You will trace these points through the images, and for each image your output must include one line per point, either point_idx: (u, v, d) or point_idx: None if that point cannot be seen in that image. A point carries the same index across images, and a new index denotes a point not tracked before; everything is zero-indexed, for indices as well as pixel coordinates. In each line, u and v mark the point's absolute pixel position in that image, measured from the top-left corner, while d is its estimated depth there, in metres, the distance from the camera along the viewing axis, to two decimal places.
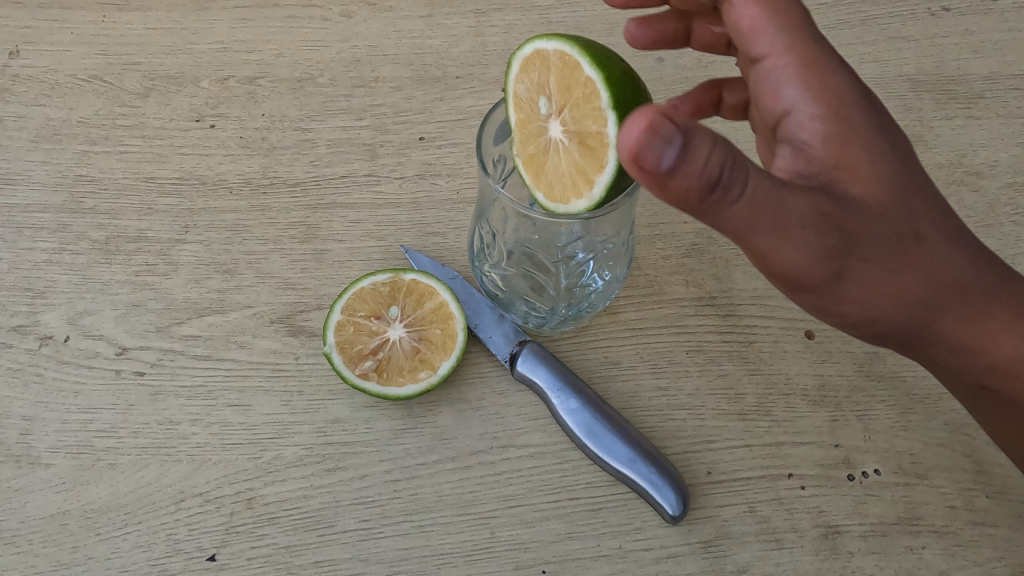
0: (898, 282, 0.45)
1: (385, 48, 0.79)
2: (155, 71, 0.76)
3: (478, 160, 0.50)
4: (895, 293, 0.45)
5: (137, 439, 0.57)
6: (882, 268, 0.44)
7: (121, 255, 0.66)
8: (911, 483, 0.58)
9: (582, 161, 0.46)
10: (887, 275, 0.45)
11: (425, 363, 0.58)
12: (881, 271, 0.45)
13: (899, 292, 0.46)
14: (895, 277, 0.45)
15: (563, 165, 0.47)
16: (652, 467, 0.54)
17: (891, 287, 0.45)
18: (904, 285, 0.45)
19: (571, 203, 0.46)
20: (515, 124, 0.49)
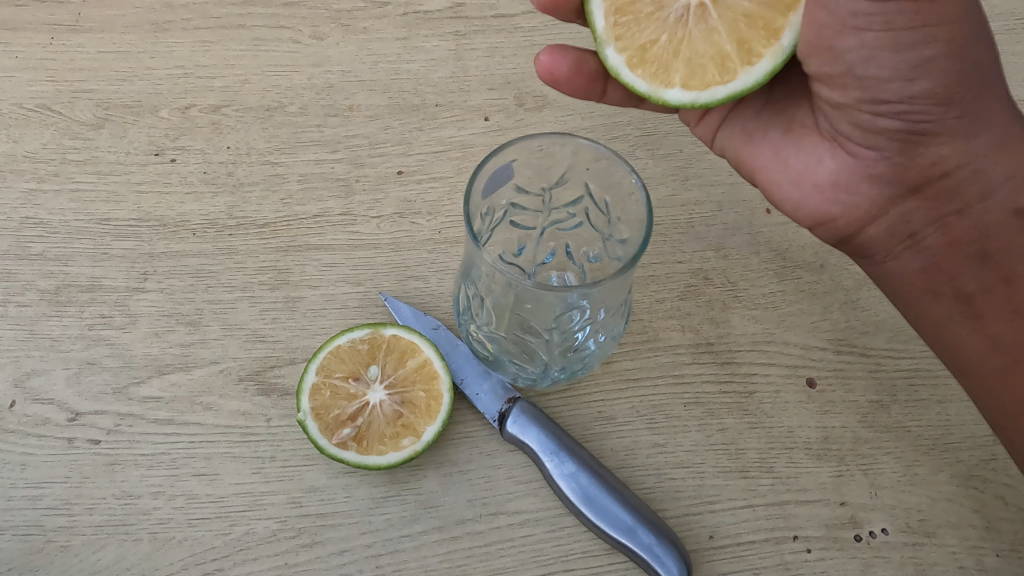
0: (923, 84, 0.50)
1: (360, 73, 0.74)
2: (110, 100, 0.71)
3: (467, 230, 0.47)
4: (914, 90, 0.51)
5: (92, 516, 0.52)
6: (921, 62, 0.49)
7: (73, 307, 0.60)
8: (920, 543, 0.55)
9: (726, 52, 0.49)
10: (908, 83, 0.51)
11: (408, 428, 0.55)
12: (919, 63, 0.49)
13: (911, 93, 0.51)
14: (917, 82, 0.50)
15: (700, 55, 0.50)
16: (655, 536, 0.51)
17: (909, 83, 0.51)
18: (923, 89, 0.51)
19: (751, 68, 0.48)
20: (626, 51, 0.51)
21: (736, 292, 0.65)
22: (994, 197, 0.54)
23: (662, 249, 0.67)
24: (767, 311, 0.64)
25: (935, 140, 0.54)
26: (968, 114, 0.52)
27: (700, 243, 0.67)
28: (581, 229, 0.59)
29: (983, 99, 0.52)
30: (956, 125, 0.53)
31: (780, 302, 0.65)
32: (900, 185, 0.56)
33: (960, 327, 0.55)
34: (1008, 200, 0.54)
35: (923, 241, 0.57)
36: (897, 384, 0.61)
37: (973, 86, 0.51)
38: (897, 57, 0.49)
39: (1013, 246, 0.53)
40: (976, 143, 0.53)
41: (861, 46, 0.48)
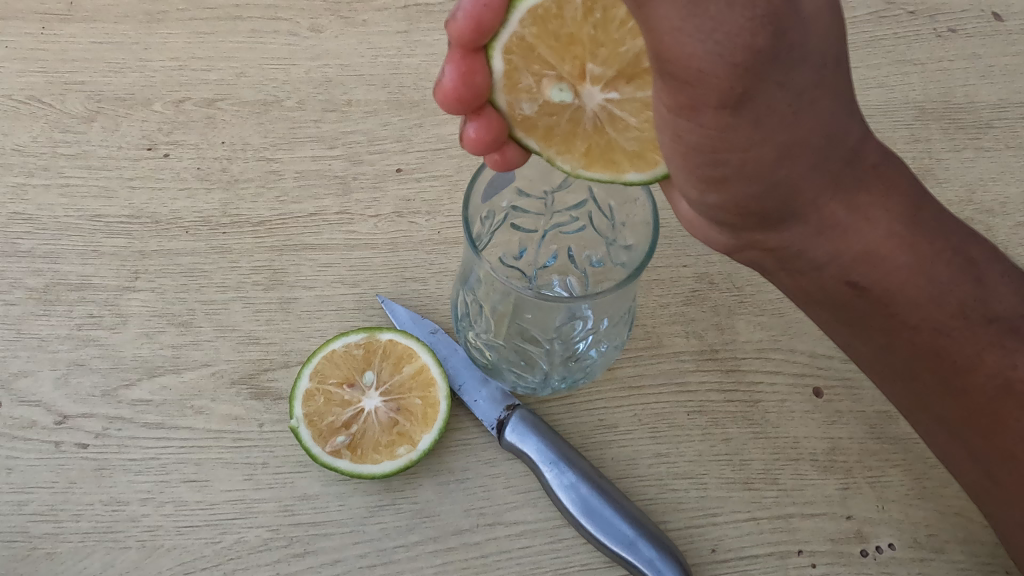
0: (715, 195, 0.43)
1: (359, 67, 0.72)
2: (102, 93, 0.69)
3: (465, 237, 0.46)
4: (712, 198, 0.43)
5: (78, 523, 0.51)
6: (715, 178, 0.41)
7: (62, 306, 0.59)
8: (927, 559, 0.54)
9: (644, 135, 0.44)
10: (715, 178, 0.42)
11: (404, 436, 0.54)
12: (713, 179, 0.41)
13: (709, 198, 0.44)
14: (711, 191, 0.43)
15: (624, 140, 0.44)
16: (656, 550, 0.49)
17: (703, 190, 0.43)
18: (716, 199, 0.43)
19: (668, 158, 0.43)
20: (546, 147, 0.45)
21: (742, 298, 0.64)
22: (825, 271, 0.46)
23: (667, 253, 0.65)
24: (774, 317, 0.63)
25: (759, 228, 0.45)
26: (789, 213, 0.43)
27: (705, 247, 0.66)
28: (584, 233, 0.57)
29: (811, 201, 0.42)
30: (774, 221, 0.44)
31: (787, 308, 0.63)
32: (742, 243, 0.48)
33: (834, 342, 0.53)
34: (840, 273, 0.46)
35: (776, 277, 0.51)
36: None
37: (797, 191, 0.42)
38: (691, 173, 0.41)
39: (856, 308, 0.48)
40: (800, 229, 0.44)
41: (665, 146, 0.40)
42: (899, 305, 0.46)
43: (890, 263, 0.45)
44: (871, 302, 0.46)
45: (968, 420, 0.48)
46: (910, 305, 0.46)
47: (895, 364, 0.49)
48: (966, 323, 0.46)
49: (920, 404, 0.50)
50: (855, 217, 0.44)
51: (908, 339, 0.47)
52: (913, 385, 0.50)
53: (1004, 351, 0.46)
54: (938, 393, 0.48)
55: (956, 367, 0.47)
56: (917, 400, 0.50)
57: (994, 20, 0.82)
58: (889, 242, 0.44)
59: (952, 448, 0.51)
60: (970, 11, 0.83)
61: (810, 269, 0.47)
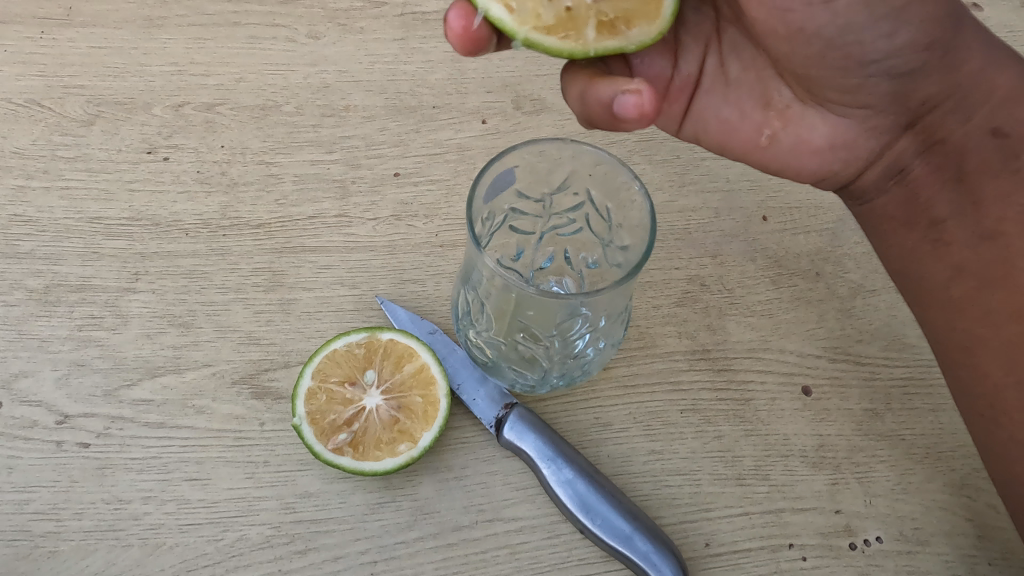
0: (902, 35, 0.53)
1: (357, 74, 0.74)
2: (101, 97, 0.70)
3: (469, 237, 0.47)
4: (895, 45, 0.53)
5: (81, 521, 0.51)
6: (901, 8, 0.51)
7: (63, 307, 0.59)
8: (915, 551, 0.55)
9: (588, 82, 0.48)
10: (888, 36, 0.53)
11: (405, 434, 0.55)
12: (894, 12, 0.52)
13: (895, 46, 0.54)
14: (897, 35, 0.53)
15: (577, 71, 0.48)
16: (651, 543, 0.50)
17: (889, 38, 0.53)
18: (904, 41, 0.53)
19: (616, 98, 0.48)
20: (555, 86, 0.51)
21: (732, 299, 0.65)
22: (971, 122, 0.55)
23: (660, 256, 0.67)
24: (763, 318, 0.65)
25: (923, 78, 0.55)
26: (949, 51, 0.54)
27: (697, 250, 0.68)
28: (580, 234, 0.58)
29: (960, 34, 0.54)
30: (940, 60, 0.54)
31: (776, 309, 0.65)
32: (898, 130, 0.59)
33: (933, 257, 0.55)
34: (984, 122, 0.54)
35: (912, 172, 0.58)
36: (891, 392, 0.62)
37: (953, 21, 0.54)
38: (872, 14, 0.52)
39: (990, 165, 0.53)
40: (957, 73, 0.54)
41: (836, 9, 0.52)
42: None
43: None
44: (994, 157, 0.53)
45: None
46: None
47: (986, 266, 0.52)
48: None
49: (985, 339, 0.51)
50: (996, 63, 0.55)
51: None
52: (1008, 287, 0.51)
53: None
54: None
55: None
56: (987, 325, 0.51)
57: None
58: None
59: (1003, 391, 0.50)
60: None
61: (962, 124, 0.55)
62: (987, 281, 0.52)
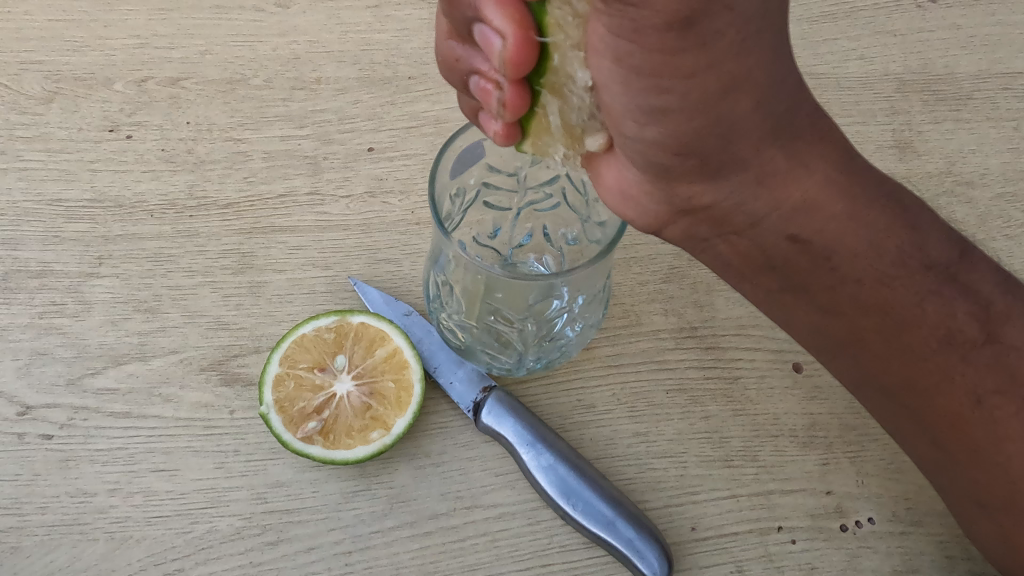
0: (653, 131, 0.38)
1: (328, 44, 0.70)
2: (59, 72, 0.66)
3: (433, 217, 0.45)
4: (647, 135, 0.39)
5: (44, 516, 0.50)
6: (654, 109, 0.36)
7: (22, 294, 0.57)
8: (907, 532, 0.53)
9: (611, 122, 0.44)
10: (641, 127, 0.38)
11: (377, 421, 0.53)
12: (655, 113, 0.36)
13: (645, 137, 0.39)
14: (649, 127, 0.38)
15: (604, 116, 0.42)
16: (633, 530, 0.49)
17: (638, 129, 0.38)
18: (654, 137, 0.38)
19: None
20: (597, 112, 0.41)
21: None
22: (764, 224, 0.43)
23: (645, 230, 0.64)
24: None
25: (691, 178, 0.42)
26: (719, 162, 0.40)
27: None
28: (558, 210, 0.56)
29: (736, 144, 0.38)
30: (709, 171, 0.40)
31: None
32: (675, 205, 0.45)
33: (784, 310, 0.49)
34: (779, 224, 0.43)
35: (711, 245, 0.47)
36: None
37: (737, 130, 0.37)
38: (632, 101, 0.36)
39: (799, 263, 0.44)
40: (730, 178, 0.41)
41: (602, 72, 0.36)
42: (841, 257, 0.43)
43: (831, 209, 0.42)
44: (801, 254, 0.44)
45: (909, 390, 0.46)
46: (850, 254, 0.43)
47: (833, 332, 0.47)
48: (913, 276, 0.43)
49: (866, 381, 0.49)
50: (790, 165, 0.40)
51: (851, 295, 0.44)
52: (859, 351, 0.47)
53: (943, 304, 0.44)
54: (878, 355, 0.46)
55: (940, 331, 0.44)
56: (864, 373, 0.48)
57: None
58: (827, 190, 0.41)
59: (904, 424, 0.50)
60: None
61: (752, 222, 0.43)
62: (839, 343, 0.47)
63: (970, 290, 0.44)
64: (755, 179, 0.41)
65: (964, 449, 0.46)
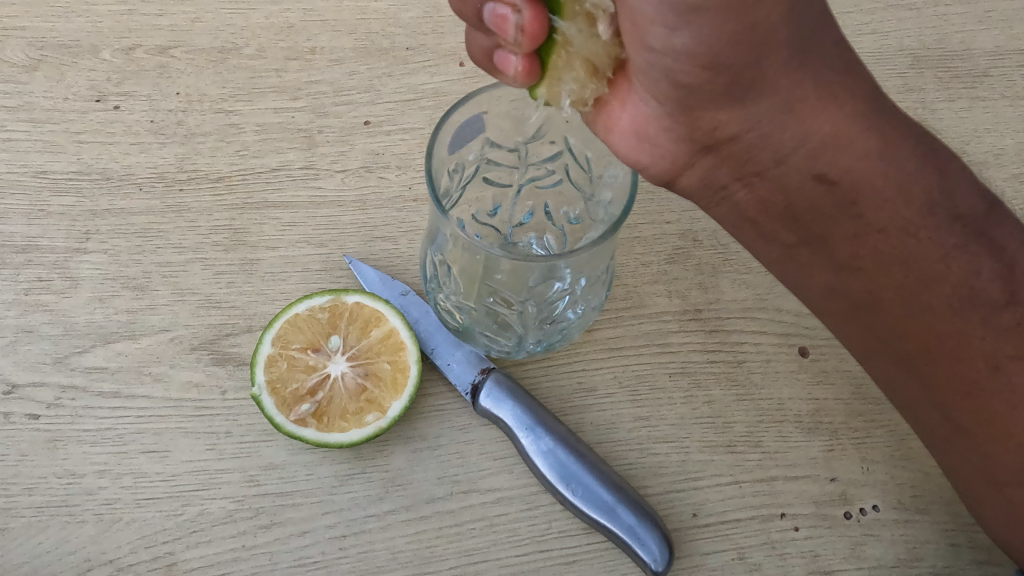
0: (681, 37, 0.38)
1: (323, 12, 0.68)
2: (43, 39, 0.64)
3: (430, 193, 0.43)
4: (674, 44, 0.38)
5: (31, 497, 0.49)
6: (687, 8, 0.36)
7: (7, 269, 0.55)
8: (912, 520, 0.52)
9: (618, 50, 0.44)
10: (669, 32, 0.38)
11: (373, 403, 0.52)
12: (685, 10, 0.36)
13: (672, 46, 0.38)
14: (679, 32, 0.38)
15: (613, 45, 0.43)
16: (634, 515, 0.48)
17: (670, 35, 0.38)
18: (682, 44, 0.38)
19: None
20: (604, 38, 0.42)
21: (727, 255, 0.61)
22: (789, 160, 0.43)
23: (650, 209, 0.63)
24: (759, 276, 0.60)
25: (714, 103, 0.42)
26: (746, 79, 0.40)
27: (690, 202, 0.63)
28: (560, 187, 0.54)
29: (768, 59, 0.38)
30: (734, 89, 0.40)
31: None
32: (697, 138, 0.45)
33: (796, 271, 0.48)
34: (804, 163, 0.43)
35: (731, 193, 0.47)
36: None
37: (773, 39, 0.37)
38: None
39: (822, 211, 0.44)
40: (756, 104, 0.41)
41: None
42: (865, 201, 0.43)
43: (861, 146, 0.42)
44: (824, 198, 0.43)
45: (923, 354, 0.45)
46: (874, 199, 0.43)
47: (850, 294, 0.46)
48: (937, 226, 0.43)
49: (874, 347, 0.48)
50: (817, 94, 0.41)
51: (874, 244, 0.44)
52: (878, 313, 0.46)
53: (968, 258, 0.43)
54: (898, 311, 0.45)
55: (961, 287, 0.43)
56: (874, 338, 0.47)
57: None
58: (853, 128, 0.42)
59: (912, 395, 0.48)
60: None
61: (776, 159, 0.43)
62: (857, 305, 0.46)
63: (996, 246, 0.44)
64: (783, 107, 0.41)
65: (978, 416, 0.45)
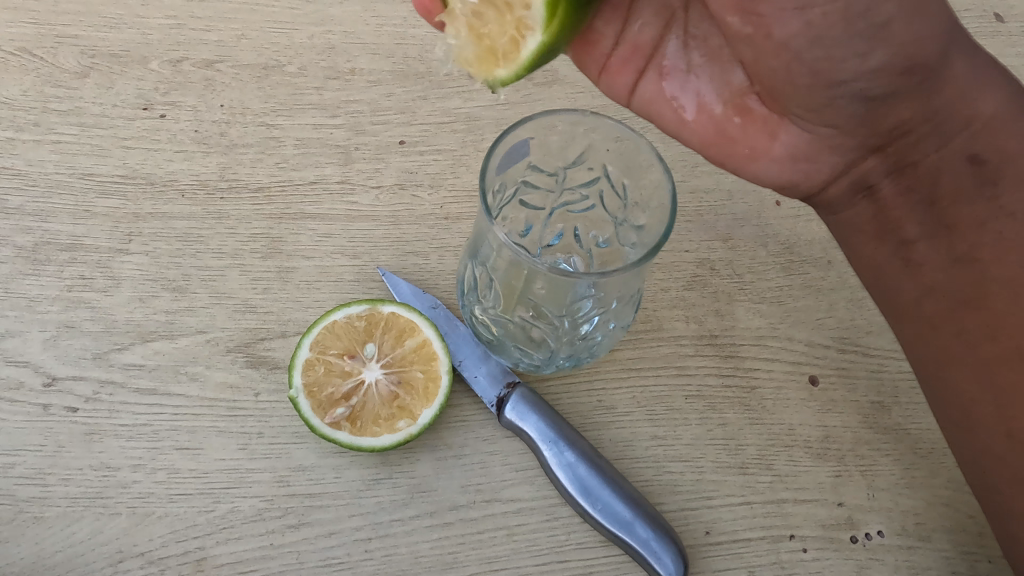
0: (874, 58, 0.46)
1: (363, 36, 0.71)
2: (96, 48, 0.67)
3: (482, 206, 0.45)
4: (866, 67, 0.47)
5: (67, 488, 0.50)
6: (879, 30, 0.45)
7: (52, 266, 0.57)
8: (915, 546, 0.54)
9: None
10: (860, 56, 0.46)
11: (404, 410, 0.54)
12: (872, 31, 0.45)
13: (865, 67, 0.47)
14: (870, 55, 0.46)
15: None
16: (651, 530, 0.49)
17: (862, 58, 0.47)
18: (875, 63, 0.47)
19: None
20: None
21: (742, 284, 0.64)
22: (946, 145, 0.51)
23: (669, 237, 0.65)
24: (773, 306, 0.63)
25: (893, 103, 0.51)
26: (929, 75, 0.48)
27: (708, 233, 0.66)
28: (593, 212, 0.57)
29: (948, 60, 0.48)
30: (914, 87, 0.49)
31: (786, 296, 0.64)
32: (866, 135, 0.53)
33: (905, 270, 0.54)
34: (963, 146, 0.51)
35: (875, 188, 0.56)
36: (899, 385, 0.60)
37: (946, 43, 0.47)
38: (847, 33, 0.45)
39: (962, 190, 0.51)
40: (929, 99, 0.50)
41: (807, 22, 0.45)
42: (1008, 193, 0.49)
43: (1012, 134, 0.50)
44: (966, 184, 0.51)
45: (1003, 359, 0.48)
46: (1016, 184, 0.49)
47: (954, 287, 0.50)
48: None
49: (953, 354, 0.50)
50: (979, 90, 0.50)
51: (1000, 233, 0.49)
52: (980, 310, 0.49)
53: None
54: (1000, 308, 0.48)
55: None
56: (960, 342, 0.50)
57: (995, 21, 0.82)
58: (1004, 119, 0.50)
59: (977, 407, 0.50)
60: (973, 11, 0.82)
61: (933, 147, 0.52)
62: (961, 303, 0.50)
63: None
64: (941, 102, 0.50)
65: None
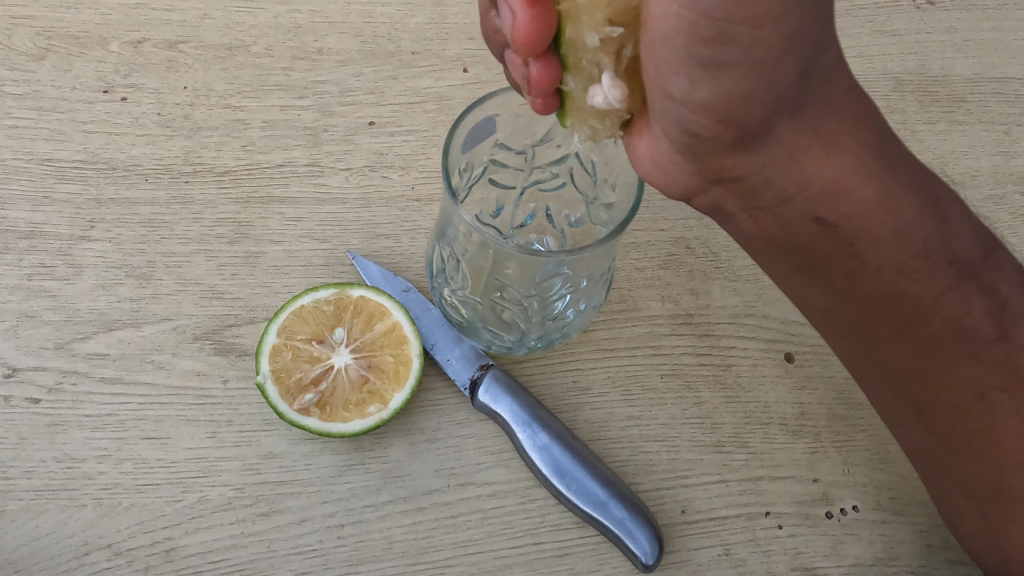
0: (705, 88, 0.39)
1: (331, 15, 0.69)
2: (53, 29, 0.65)
3: (445, 187, 0.44)
4: (696, 98, 0.40)
5: (31, 480, 0.49)
6: (712, 63, 0.37)
7: (11, 255, 0.56)
8: (890, 521, 0.54)
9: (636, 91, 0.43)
10: (691, 84, 0.39)
11: (375, 395, 0.53)
12: (708, 65, 0.37)
13: (693, 98, 0.40)
14: (699, 86, 0.39)
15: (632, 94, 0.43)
16: (626, 510, 0.49)
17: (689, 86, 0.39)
18: (704, 95, 0.39)
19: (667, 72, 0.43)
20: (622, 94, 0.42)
21: (717, 263, 0.63)
22: (792, 203, 0.46)
23: (644, 216, 0.65)
24: (748, 284, 0.63)
25: (726, 151, 0.44)
26: (758, 130, 0.42)
27: (683, 211, 0.65)
28: (563, 190, 0.56)
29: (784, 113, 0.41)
30: (742, 138, 0.42)
31: (762, 274, 0.63)
32: (706, 170, 0.47)
33: (801, 292, 0.52)
34: (806, 207, 0.46)
35: (736, 218, 0.51)
36: None
37: (791, 89, 0.39)
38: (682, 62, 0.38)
39: (822, 250, 0.47)
40: (764, 153, 0.44)
41: (665, 17, 0.36)
42: (864, 243, 0.46)
43: (860, 194, 0.45)
44: (827, 243, 0.47)
45: (909, 375, 0.49)
46: (874, 241, 0.45)
47: (846, 315, 0.50)
48: (932, 267, 0.46)
49: (865, 358, 0.51)
50: (823, 145, 0.43)
51: (869, 283, 0.47)
52: (868, 333, 0.50)
53: (960, 297, 0.46)
54: (890, 333, 0.49)
55: (952, 324, 0.47)
56: (869, 356, 0.51)
57: None
58: (851, 178, 0.44)
59: (899, 407, 0.52)
60: None
61: (779, 200, 0.47)
62: (855, 326, 0.50)
63: (987, 287, 0.47)
64: (789, 156, 0.44)
65: (962, 433, 0.49)
